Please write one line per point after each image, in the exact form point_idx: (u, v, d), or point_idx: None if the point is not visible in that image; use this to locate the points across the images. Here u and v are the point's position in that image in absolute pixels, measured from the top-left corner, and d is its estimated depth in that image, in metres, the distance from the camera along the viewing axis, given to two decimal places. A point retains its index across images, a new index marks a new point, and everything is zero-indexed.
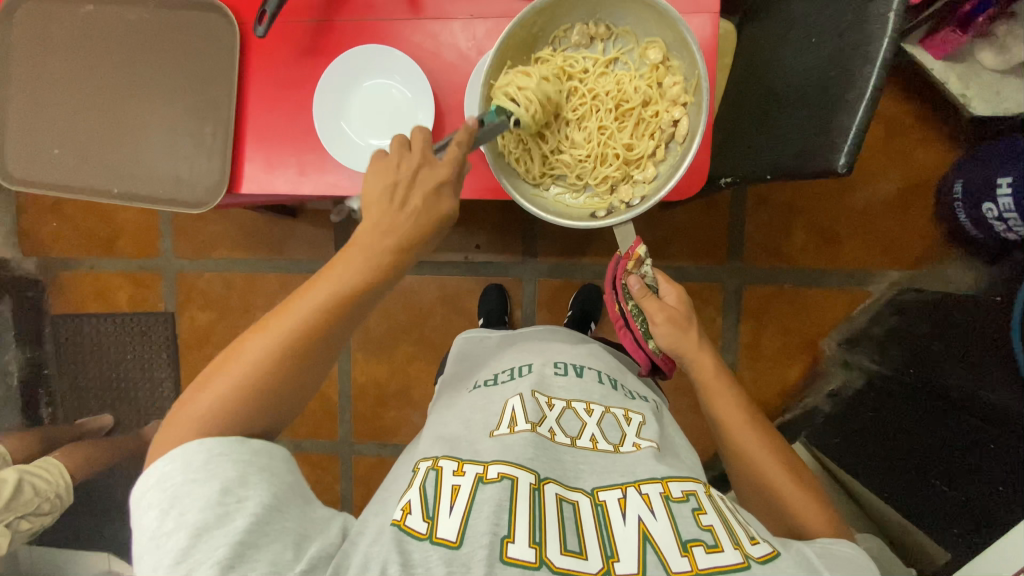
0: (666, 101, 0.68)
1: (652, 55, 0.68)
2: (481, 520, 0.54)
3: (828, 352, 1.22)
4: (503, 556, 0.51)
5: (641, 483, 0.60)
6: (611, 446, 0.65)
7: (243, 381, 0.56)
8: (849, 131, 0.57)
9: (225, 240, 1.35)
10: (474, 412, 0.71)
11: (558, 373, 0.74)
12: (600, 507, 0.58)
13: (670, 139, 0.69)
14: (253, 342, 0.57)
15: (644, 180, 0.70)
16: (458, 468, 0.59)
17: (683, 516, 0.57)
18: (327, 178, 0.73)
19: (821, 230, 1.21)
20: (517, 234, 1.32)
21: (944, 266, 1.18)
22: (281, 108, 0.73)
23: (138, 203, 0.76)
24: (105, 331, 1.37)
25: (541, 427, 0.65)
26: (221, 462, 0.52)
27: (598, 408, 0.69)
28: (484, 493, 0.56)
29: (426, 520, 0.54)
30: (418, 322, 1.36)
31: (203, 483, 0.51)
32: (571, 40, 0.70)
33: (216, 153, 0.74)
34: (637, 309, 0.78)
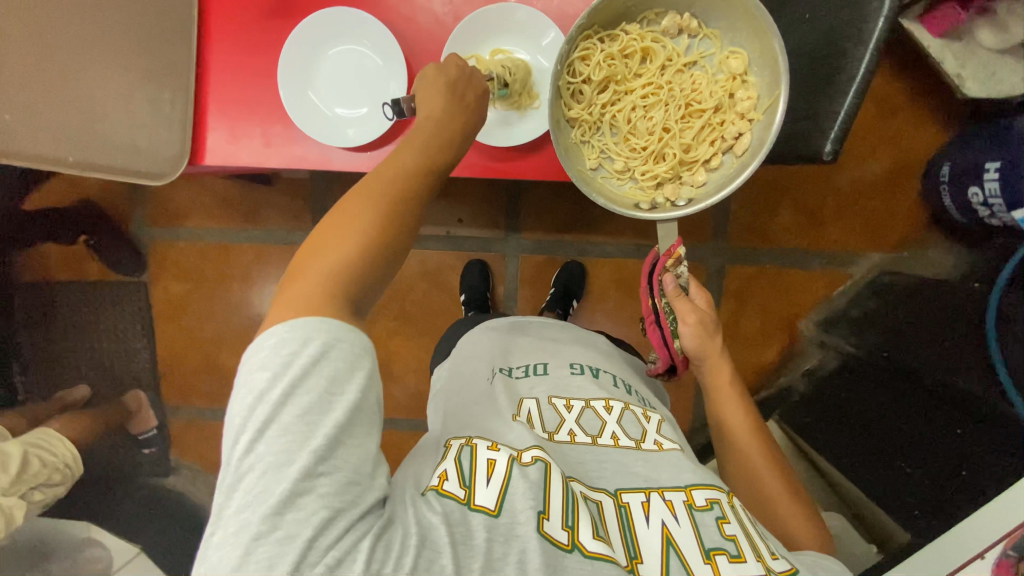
0: (734, 112, 0.68)
1: (731, 65, 0.66)
2: (519, 495, 0.50)
3: (806, 332, 1.23)
4: (539, 530, 0.48)
5: (665, 489, 0.56)
6: (633, 443, 0.62)
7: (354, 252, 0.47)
8: (837, 116, 0.55)
9: (198, 207, 1.31)
10: (478, 405, 0.66)
11: (574, 373, 0.72)
12: (624, 509, 0.54)
13: (727, 151, 0.68)
14: (338, 223, 0.48)
15: (692, 184, 0.70)
16: (493, 445, 0.55)
17: (706, 525, 0.53)
18: (295, 151, 0.69)
19: (806, 212, 1.20)
20: (500, 209, 1.29)
21: (928, 249, 1.18)
22: (243, 75, 0.69)
23: (92, 172, 0.69)
24: (82, 298, 1.34)
25: (559, 434, 0.62)
26: (330, 355, 0.42)
27: (617, 406, 0.66)
28: (520, 470, 0.52)
29: (464, 487, 0.51)
30: (399, 296, 1.34)
31: (317, 376, 0.42)
32: (660, 26, 0.69)
33: (176, 123, 0.70)
34: (668, 308, 0.75)
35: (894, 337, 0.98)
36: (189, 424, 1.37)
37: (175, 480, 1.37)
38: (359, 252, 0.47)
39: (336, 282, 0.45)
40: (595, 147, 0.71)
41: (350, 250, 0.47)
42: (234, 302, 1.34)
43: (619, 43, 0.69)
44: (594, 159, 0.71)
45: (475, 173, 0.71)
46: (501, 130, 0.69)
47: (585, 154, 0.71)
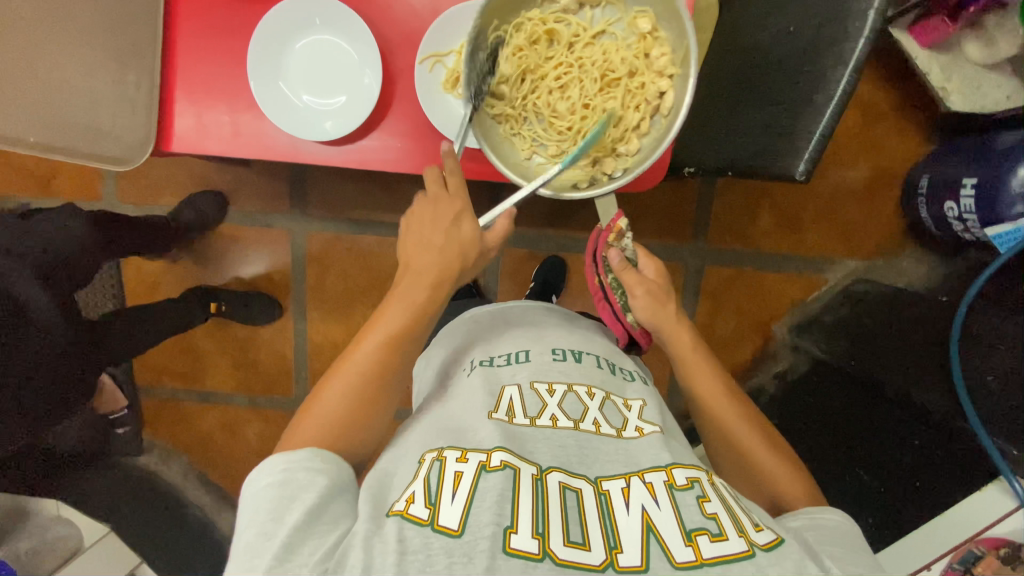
0: (652, 72, 0.67)
1: (640, 26, 0.66)
2: (484, 508, 0.51)
3: (779, 336, 1.24)
4: (505, 547, 0.48)
5: (645, 472, 0.58)
6: (614, 431, 0.63)
7: (339, 399, 0.61)
8: (812, 137, 0.54)
9: (174, 185, 1.29)
10: (452, 406, 0.67)
11: (556, 359, 0.71)
12: (604, 496, 0.55)
13: (654, 113, 0.67)
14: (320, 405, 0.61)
15: (628, 154, 0.68)
16: (461, 455, 0.56)
17: (688, 504, 0.55)
18: (264, 141, 0.67)
19: (787, 215, 1.20)
20: (484, 201, 1.28)
21: (901, 258, 1.19)
22: (212, 59, 0.66)
23: (52, 155, 0.67)
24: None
25: (541, 419, 0.62)
26: (295, 470, 0.54)
27: (600, 393, 0.67)
28: (487, 480, 0.53)
29: (429, 506, 0.51)
30: (378, 285, 1.33)
31: (288, 490, 0.53)
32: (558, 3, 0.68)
33: (139, 104, 0.67)
34: (616, 282, 0.81)
35: (863, 342, 1.00)
36: (158, 404, 1.39)
37: (148, 459, 1.41)
38: (338, 399, 0.61)
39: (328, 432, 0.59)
40: (526, 136, 0.69)
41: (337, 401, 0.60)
42: (210, 280, 1.34)
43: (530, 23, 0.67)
44: (527, 149, 0.69)
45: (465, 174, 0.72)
46: (473, 138, 0.70)
47: (517, 146, 0.69)
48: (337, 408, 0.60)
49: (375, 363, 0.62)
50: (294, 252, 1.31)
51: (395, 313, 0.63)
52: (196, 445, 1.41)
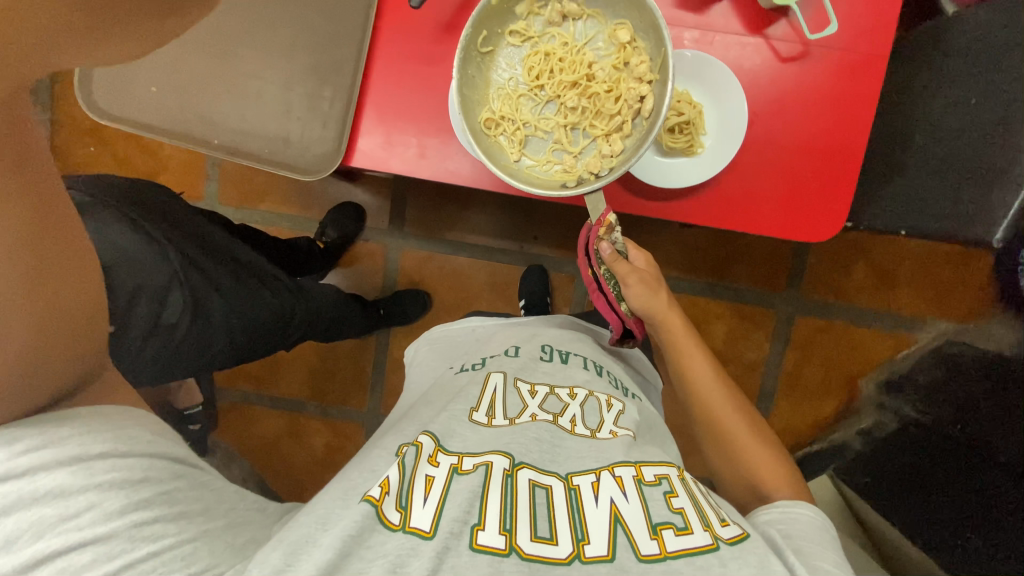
0: (630, 79, 0.63)
1: (619, 35, 0.63)
2: (455, 506, 0.50)
3: (865, 391, 1.25)
4: (472, 544, 0.48)
5: (615, 465, 0.56)
6: (588, 432, 0.61)
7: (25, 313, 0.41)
8: (1010, 210, 0.71)
9: (276, 192, 1.32)
10: (441, 397, 0.66)
11: (543, 359, 0.71)
12: (574, 492, 0.54)
13: (636, 116, 0.63)
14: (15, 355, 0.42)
15: (611, 154, 0.63)
16: (433, 456, 0.55)
17: (655, 499, 0.54)
18: (448, 165, 0.70)
19: (882, 272, 1.22)
20: (578, 232, 1.30)
21: (995, 324, 1.20)
22: (406, 83, 0.70)
23: (237, 158, 0.72)
24: (160, 296, 0.75)
25: (521, 417, 0.62)
26: (38, 465, 0.45)
27: (581, 392, 0.66)
28: (459, 481, 0.53)
29: (400, 509, 0.50)
30: (463, 305, 1.34)
31: (29, 492, 0.45)
32: (541, 16, 0.65)
33: (331, 120, 0.71)
34: (610, 274, 0.73)
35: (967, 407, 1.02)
36: (233, 405, 1.40)
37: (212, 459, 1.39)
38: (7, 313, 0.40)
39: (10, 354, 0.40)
40: (515, 140, 0.66)
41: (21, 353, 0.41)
42: None
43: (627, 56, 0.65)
44: (517, 151, 0.65)
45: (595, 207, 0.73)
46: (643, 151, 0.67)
47: (506, 148, 0.66)
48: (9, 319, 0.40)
49: None
50: (388, 266, 1.34)
51: None
52: (264, 449, 1.41)
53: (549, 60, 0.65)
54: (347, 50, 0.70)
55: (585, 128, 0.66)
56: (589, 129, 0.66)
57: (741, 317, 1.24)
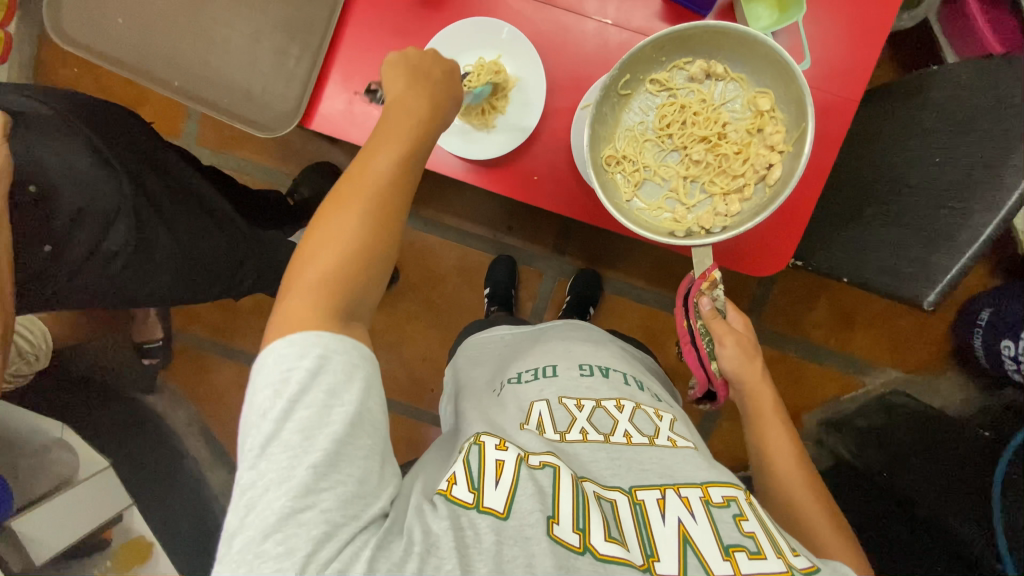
0: (760, 146, 0.61)
1: (761, 102, 0.60)
2: (527, 497, 0.47)
3: (807, 426, 1.27)
4: (549, 533, 0.45)
5: (680, 485, 0.52)
6: (646, 439, 0.58)
7: (337, 252, 0.47)
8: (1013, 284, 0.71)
9: (253, 141, 1.30)
10: (490, 414, 0.64)
11: (584, 374, 0.67)
12: (639, 506, 0.50)
13: (760, 182, 0.61)
14: (307, 261, 0.47)
15: (725, 215, 0.62)
16: (500, 442, 0.53)
17: (723, 521, 0.49)
18: None
19: (841, 312, 1.23)
20: (552, 228, 1.29)
21: (941, 379, 1.22)
22: (375, 53, 0.68)
23: (195, 104, 0.70)
24: (103, 223, 0.68)
25: (571, 433, 0.58)
26: (323, 375, 0.43)
27: (629, 404, 0.63)
28: (528, 472, 0.50)
29: (472, 491, 0.48)
30: (429, 283, 1.34)
31: (312, 391, 0.43)
32: (686, 69, 0.61)
33: (296, 80, 0.69)
34: (705, 329, 0.67)
35: (897, 458, 1.01)
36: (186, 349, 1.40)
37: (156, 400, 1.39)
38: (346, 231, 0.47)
39: (333, 277, 0.46)
40: (631, 180, 0.63)
41: (325, 266, 0.47)
42: None
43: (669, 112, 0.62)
44: (629, 192, 0.62)
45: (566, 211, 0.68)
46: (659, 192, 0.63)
47: (620, 187, 0.63)
48: (341, 244, 0.47)
49: (365, 215, 0.48)
50: None
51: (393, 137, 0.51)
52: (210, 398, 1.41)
53: (682, 110, 0.62)
54: (321, 9, 0.68)
55: (705, 183, 0.62)
56: (708, 186, 0.62)
57: None
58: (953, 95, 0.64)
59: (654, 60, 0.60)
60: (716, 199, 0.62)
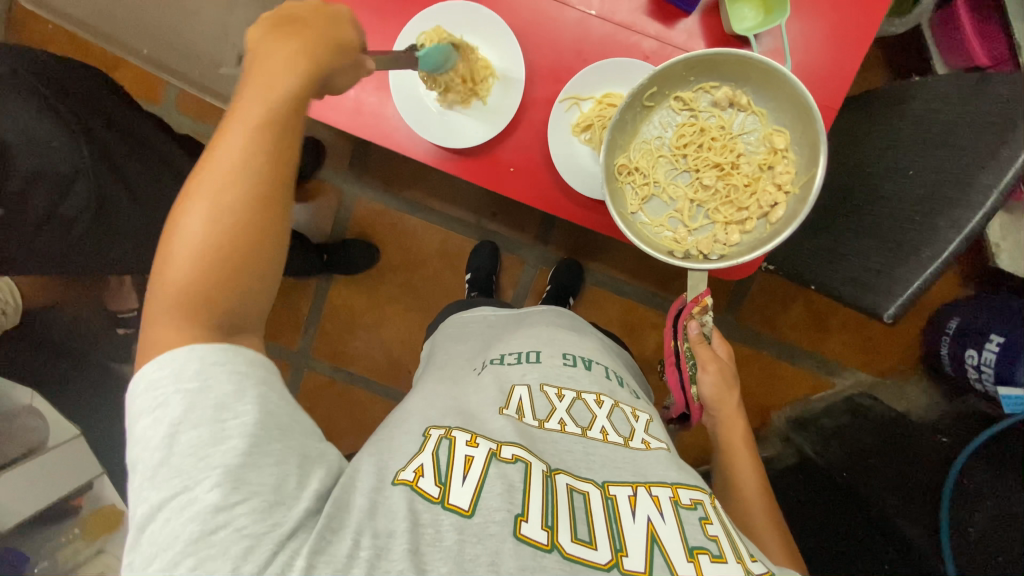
0: (770, 183, 0.62)
1: (777, 139, 0.61)
2: (494, 495, 0.47)
3: (775, 423, 1.29)
4: (515, 532, 0.45)
5: (652, 484, 0.52)
6: (621, 440, 0.57)
7: (220, 230, 0.41)
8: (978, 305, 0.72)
9: None
10: (468, 394, 0.63)
11: (567, 365, 0.66)
12: (611, 501, 0.50)
13: (762, 218, 0.62)
14: (182, 223, 0.41)
15: (724, 244, 0.63)
16: (471, 439, 0.53)
17: (690, 523, 0.50)
18: (382, 126, 0.67)
19: (817, 314, 1.25)
20: (537, 216, 1.29)
21: (907, 384, 1.25)
22: None
23: None
24: (62, 187, 0.63)
25: (550, 422, 0.58)
26: (208, 389, 0.40)
27: (608, 401, 0.62)
28: (498, 468, 0.50)
29: (439, 485, 0.48)
30: (411, 265, 1.33)
31: (201, 406, 0.40)
32: (711, 94, 0.62)
33: None
34: (690, 352, 0.66)
35: (855, 460, 1.03)
36: None
37: None
38: (229, 198, 0.41)
39: (212, 256, 0.41)
40: (637, 195, 0.64)
41: (194, 238, 0.41)
42: None
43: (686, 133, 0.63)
44: (634, 206, 0.64)
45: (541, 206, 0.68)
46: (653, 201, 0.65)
47: (627, 198, 0.64)
48: (223, 223, 0.41)
49: (246, 185, 0.42)
50: (341, 210, 1.32)
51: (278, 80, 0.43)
52: None
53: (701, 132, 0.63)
54: None
55: (710, 210, 0.64)
56: (713, 213, 0.64)
57: None
58: (933, 106, 0.64)
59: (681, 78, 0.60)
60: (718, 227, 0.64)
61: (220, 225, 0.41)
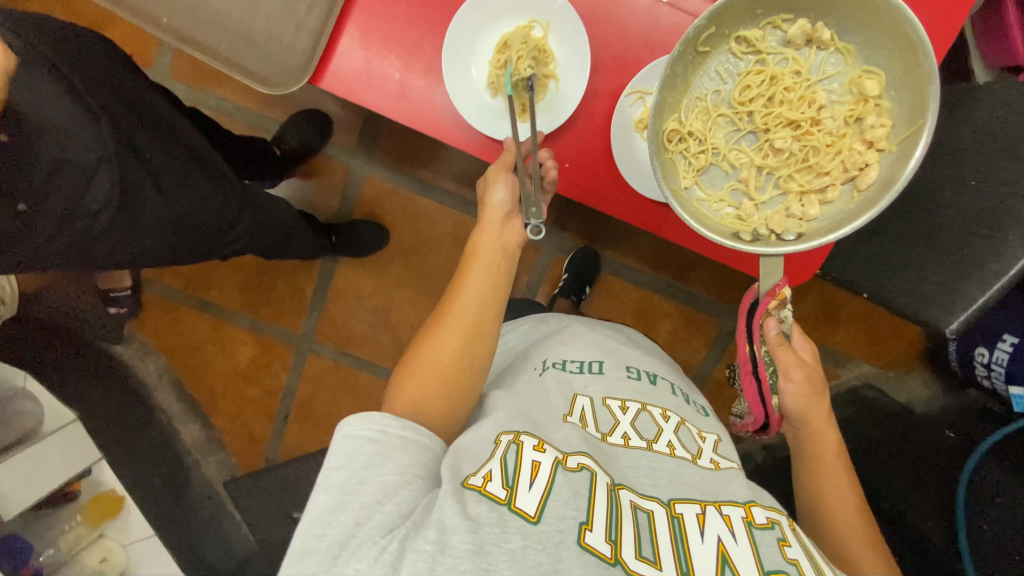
0: (855, 138, 0.59)
1: (866, 86, 0.57)
2: (560, 503, 0.46)
3: None
4: (579, 541, 0.43)
5: (721, 503, 0.49)
6: (689, 456, 0.55)
7: (452, 359, 0.57)
8: None
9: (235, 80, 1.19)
10: (527, 399, 0.61)
11: (631, 377, 0.64)
12: (677, 521, 0.47)
13: (848, 181, 0.59)
14: (431, 351, 0.57)
15: (801, 217, 0.60)
16: (538, 444, 0.51)
17: (766, 545, 0.46)
18: (430, 113, 0.63)
19: (827, 306, 1.26)
20: (554, 203, 1.26)
21: (909, 376, 1.27)
22: (401, 8, 0.61)
23: (187, 44, 0.62)
24: (84, 176, 0.63)
25: (612, 437, 0.56)
26: (374, 450, 0.48)
27: (674, 417, 0.59)
28: (565, 476, 0.48)
29: (506, 487, 0.47)
30: (422, 249, 1.29)
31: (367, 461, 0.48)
32: (782, 31, 0.59)
33: (306, 29, 0.61)
34: (769, 359, 0.63)
35: (867, 457, 1.08)
36: (156, 299, 1.32)
37: (125, 350, 1.34)
38: (449, 353, 0.56)
39: (445, 384, 0.56)
40: (695, 164, 0.62)
41: (426, 379, 0.56)
42: None
43: (752, 82, 0.60)
44: (691, 179, 0.62)
45: (600, 204, 0.65)
46: (711, 188, 0.62)
47: (682, 170, 0.62)
48: (454, 359, 0.57)
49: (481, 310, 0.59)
50: (348, 189, 1.25)
51: (484, 277, 0.59)
52: (180, 351, 1.34)
53: (770, 89, 0.60)
54: None
55: (781, 177, 0.62)
56: (785, 181, 0.61)
57: (687, 321, 1.27)
58: (994, 114, 0.63)
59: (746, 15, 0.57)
60: (792, 198, 0.61)
61: (451, 361, 0.57)
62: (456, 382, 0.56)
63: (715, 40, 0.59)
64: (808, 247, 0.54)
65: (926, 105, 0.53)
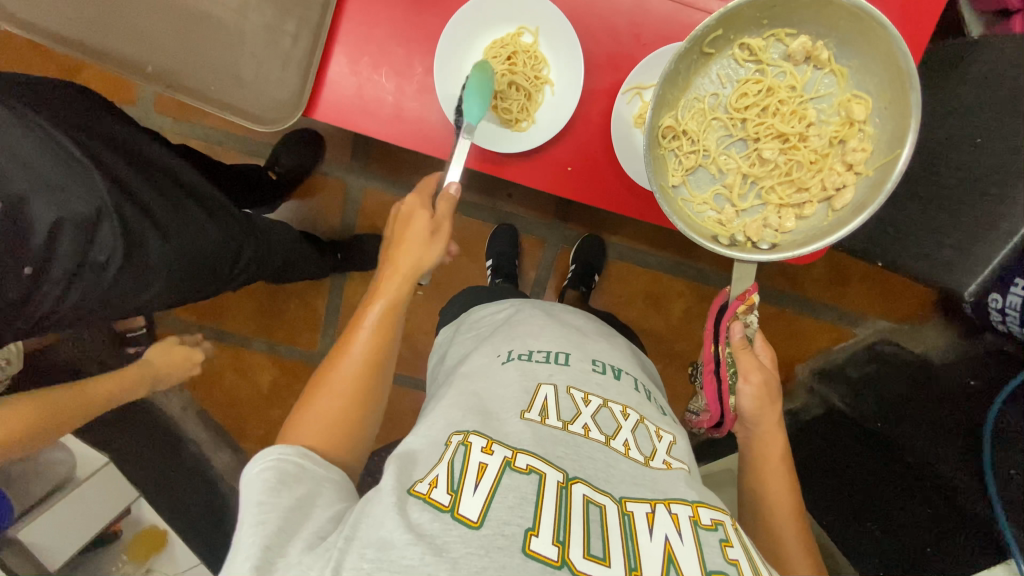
0: (835, 161, 0.60)
1: (852, 110, 0.58)
2: (505, 507, 0.44)
3: (800, 376, 1.32)
4: (525, 548, 0.42)
5: (671, 501, 0.49)
6: (642, 458, 0.53)
7: (354, 382, 0.57)
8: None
9: None
10: (487, 390, 0.58)
11: (595, 369, 0.62)
12: (628, 518, 0.46)
13: (824, 200, 0.60)
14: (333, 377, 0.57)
15: (777, 228, 0.61)
16: (487, 445, 0.50)
17: (709, 545, 0.46)
18: (427, 132, 0.62)
19: (836, 268, 1.26)
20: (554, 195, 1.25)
21: (924, 327, 1.28)
22: (385, 29, 0.60)
23: (174, 91, 0.61)
24: (90, 229, 0.63)
25: (573, 425, 0.54)
26: (279, 473, 0.49)
27: (634, 414, 0.58)
28: (512, 479, 0.47)
29: (450, 493, 0.46)
30: None
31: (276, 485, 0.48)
32: (783, 44, 0.59)
33: (293, 62, 0.61)
34: (732, 360, 0.65)
35: (889, 408, 1.08)
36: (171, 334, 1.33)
37: None
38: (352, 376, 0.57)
39: (346, 409, 0.55)
40: (684, 164, 0.62)
41: (328, 403, 0.55)
42: None
43: (747, 93, 0.60)
44: (679, 177, 0.62)
45: (587, 199, 0.64)
46: (698, 192, 0.62)
47: (672, 167, 0.62)
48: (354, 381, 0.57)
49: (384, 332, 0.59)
50: (347, 205, 1.25)
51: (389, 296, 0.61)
52: (202, 382, 1.36)
53: (765, 99, 0.60)
54: None
55: (763, 188, 0.62)
56: (766, 193, 0.62)
57: (698, 297, 1.28)
58: (995, 67, 0.62)
59: (752, 23, 0.57)
60: (771, 209, 0.62)
61: (354, 383, 0.56)
62: (360, 407, 0.56)
63: (719, 43, 0.58)
64: (779, 258, 0.54)
65: (904, 135, 0.53)
